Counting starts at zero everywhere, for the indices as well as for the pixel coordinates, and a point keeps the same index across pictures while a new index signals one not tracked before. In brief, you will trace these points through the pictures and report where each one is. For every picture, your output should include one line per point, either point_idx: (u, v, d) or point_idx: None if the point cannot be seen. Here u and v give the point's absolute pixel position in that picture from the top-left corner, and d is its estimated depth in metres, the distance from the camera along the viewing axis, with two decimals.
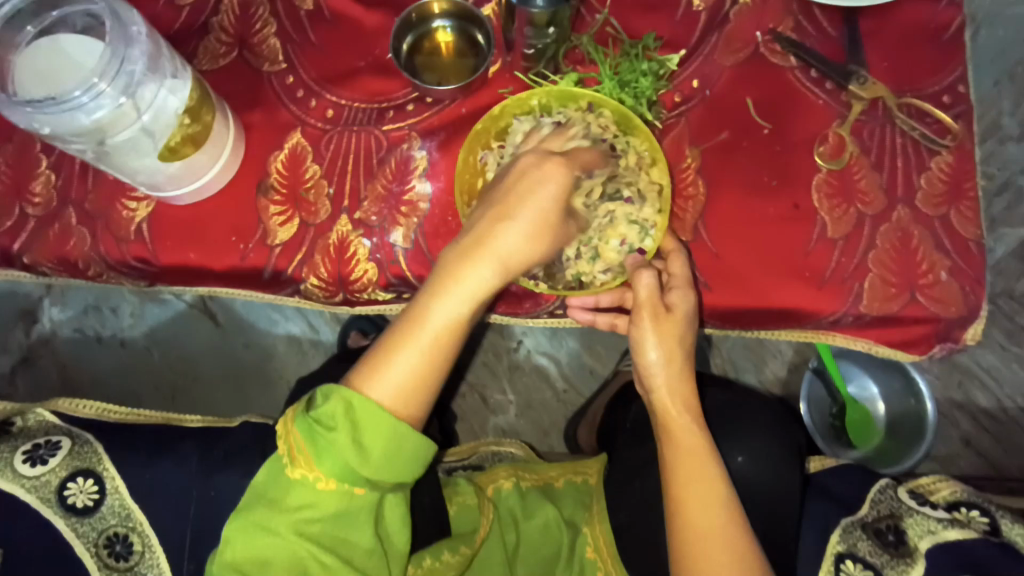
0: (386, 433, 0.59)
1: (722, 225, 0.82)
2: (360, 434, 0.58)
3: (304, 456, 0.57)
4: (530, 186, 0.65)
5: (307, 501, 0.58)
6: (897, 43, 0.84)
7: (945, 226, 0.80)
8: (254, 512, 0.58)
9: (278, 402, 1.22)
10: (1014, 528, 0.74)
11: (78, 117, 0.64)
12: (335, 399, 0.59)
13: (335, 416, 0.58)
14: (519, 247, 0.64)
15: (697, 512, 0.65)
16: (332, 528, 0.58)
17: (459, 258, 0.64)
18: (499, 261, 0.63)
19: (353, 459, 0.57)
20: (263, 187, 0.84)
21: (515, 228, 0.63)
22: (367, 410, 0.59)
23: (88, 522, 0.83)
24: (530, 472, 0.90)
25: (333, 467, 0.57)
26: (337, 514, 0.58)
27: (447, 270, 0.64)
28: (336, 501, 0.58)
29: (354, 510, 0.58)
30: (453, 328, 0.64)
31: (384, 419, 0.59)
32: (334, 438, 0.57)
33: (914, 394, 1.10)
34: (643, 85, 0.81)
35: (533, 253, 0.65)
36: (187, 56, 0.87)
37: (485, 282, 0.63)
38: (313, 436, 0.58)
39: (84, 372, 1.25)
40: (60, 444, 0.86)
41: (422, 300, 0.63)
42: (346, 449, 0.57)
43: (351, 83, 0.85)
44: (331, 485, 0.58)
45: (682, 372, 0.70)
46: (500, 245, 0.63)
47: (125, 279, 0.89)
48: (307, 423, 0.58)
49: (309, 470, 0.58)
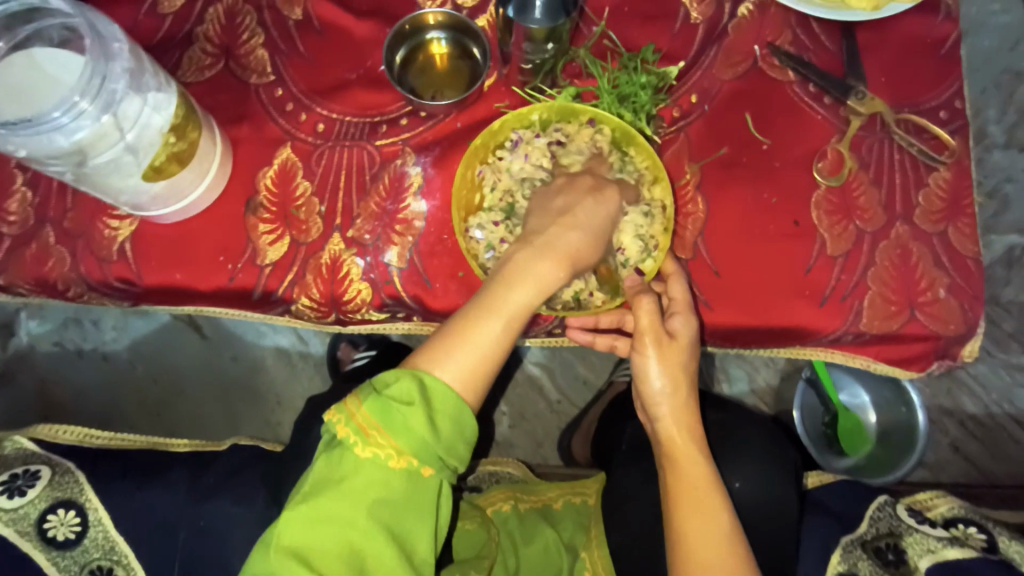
0: (456, 416, 0.57)
1: (722, 241, 0.81)
2: (433, 415, 0.56)
3: (377, 432, 0.54)
4: (591, 204, 0.70)
5: (376, 482, 0.54)
6: (894, 58, 0.83)
7: (944, 243, 0.79)
8: (318, 496, 0.54)
9: (267, 417, 1.19)
10: (1012, 546, 0.75)
11: (56, 139, 0.61)
12: (406, 378, 0.56)
13: (410, 392, 0.56)
14: (584, 248, 0.66)
15: (698, 545, 0.65)
16: (397, 514, 0.55)
17: (531, 253, 0.64)
18: (570, 255, 0.65)
19: (429, 436, 0.55)
20: (252, 205, 0.81)
21: (581, 233, 0.67)
22: (439, 392, 0.57)
23: (69, 556, 0.79)
24: (528, 494, 0.90)
25: (410, 443, 0.54)
26: (403, 497, 0.55)
27: (520, 261, 0.64)
28: (404, 484, 0.55)
29: (420, 493, 0.55)
30: (523, 315, 0.63)
31: (454, 398, 0.57)
32: (410, 414, 0.55)
33: (905, 403, 1.08)
34: (642, 100, 0.80)
35: (588, 260, 0.68)
36: (171, 68, 0.84)
37: (555, 274, 0.64)
38: (388, 413, 0.55)
39: (64, 387, 1.21)
40: (39, 474, 0.82)
41: (493, 287, 0.63)
42: (423, 427, 0.54)
43: (342, 96, 0.83)
44: (403, 463, 0.55)
45: (686, 402, 0.70)
46: (568, 243, 0.65)
47: (107, 299, 0.85)
48: (381, 402, 0.55)
49: (381, 448, 0.54)
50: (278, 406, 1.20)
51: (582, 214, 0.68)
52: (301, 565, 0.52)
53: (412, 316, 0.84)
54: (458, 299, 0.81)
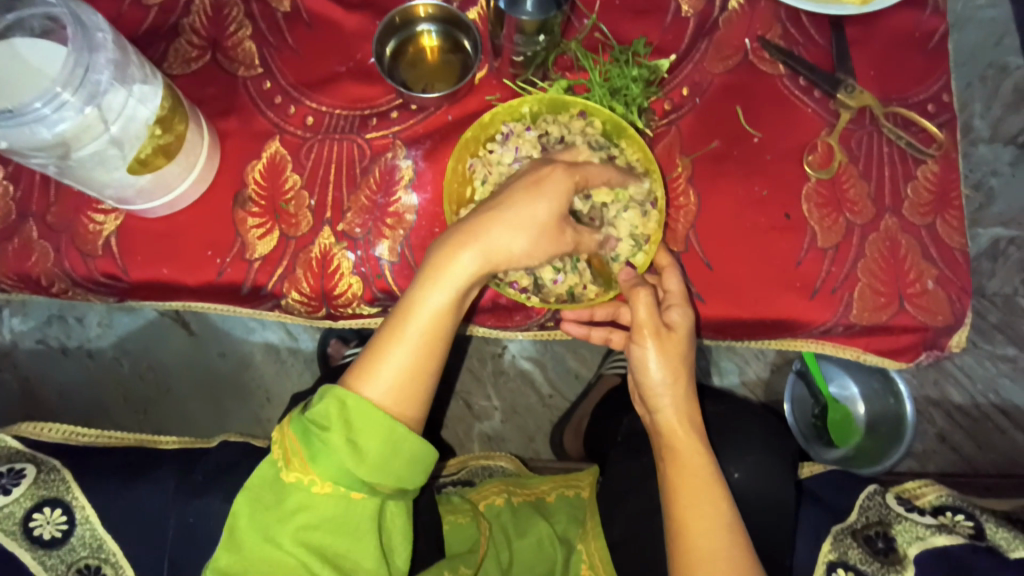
0: (381, 434, 0.58)
1: (713, 234, 0.81)
2: (354, 436, 0.58)
3: (299, 458, 0.58)
4: (524, 189, 0.64)
5: (302, 506, 0.58)
6: (883, 51, 0.84)
7: (932, 235, 0.80)
8: (250, 521, 0.58)
9: (256, 414, 1.18)
10: (999, 532, 0.75)
11: (38, 131, 0.60)
12: (329, 399, 0.59)
13: (330, 416, 0.58)
14: (508, 241, 0.62)
15: (700, 535, 0.65)
16: (328, 536, 0.58)
17: (444, 252, 0.63)
18: (482, 251, 0.62)
19: (347, 461, 0.57)
20: (241, 198, 0.80)
21: (505, 222, 0.62)
22: (360, 412, 0.59)
23: (56, 554, 0.79)
24: (521, 487, 0.90)
25: (329, 470, 0.57)
26: (333, 521, 0.58)
27: (432, 263, 0.63)
28: (332, 507, 0.58)
29: (350, 515, 0.58)
30: (442, 320, 0.63)
31: (376, 414, 0.59)
32: (327, 440, 0.57)
33: (893, 394, 1.09)
34: (634, 93, 0.79)
35: (518, 248, 0.63)
36: (156, 60, 0.83)
37: (469, 271, 0.63)
38: (309, 438, 0.58)
39: (49, 385, 1.19)
40: (24, 473, 0.81)
41: (409, 293, 0.63)
42: (338, 451, 0.57)
43: (331, 88, 0.82)
44: (327, 488, 0.57)
45: (686, 393, 0.70)
46: (482, 236, 0.62)
47: (92, 295, 0.84)
48: (303, 426, 0.59)
49: (304, 474, 0.58)
50: (267, 401, 1.18)
51: (511, 200, 0.63)
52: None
53: None
54: None
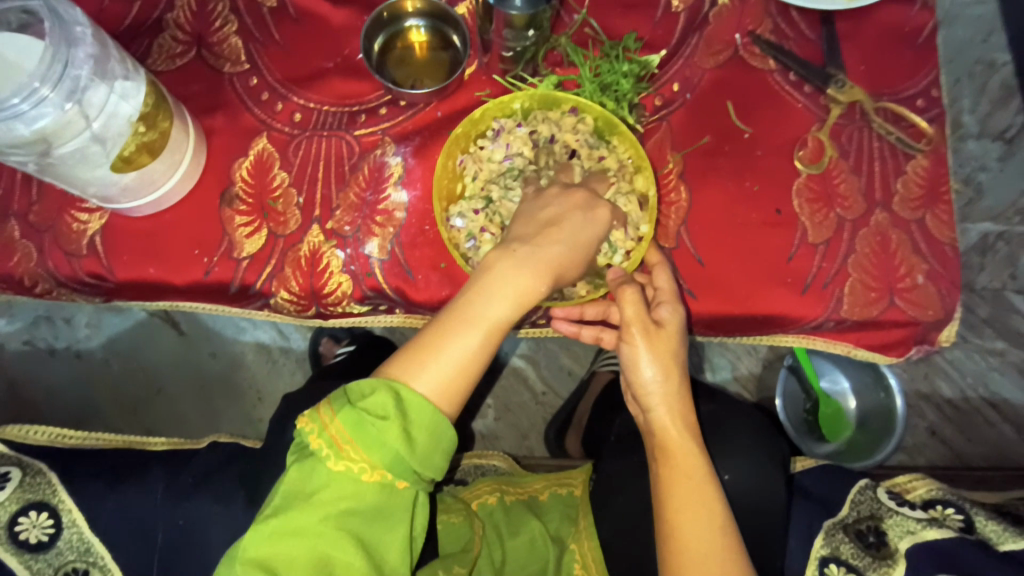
0: (434, 427, 0.56)
1: (705, 230, 0.81)
2: (410, 428, 0.55)
3: (350, 447, 0.53)
4: (582, 219, 0.69)
5: (346, 494, 0.53)
6: (872, 46, 0.84)
7: (921, 230, 0.80)
8: (287, 512, 0.53)
9: (248, 414, 1.17)
10: (989, 525, 0.76)
11: (16, 127, 0.59)
12: (382, 391, 0.55)
13: (385, 405, 0.55)
14: (564, 265, 0.66)
15: (693, 537, 0.64)
16: (369, 526, 0.54)
17: (511, 261, 0.63)
18: (549, 270, 0.64)
19: (404, 450, 0.54)
20: (228, 196, 0.79)
21: (561, 248, 0.66)
22: (417, 406, 0.56)
23: (43, 558, 0.78)
24: (514, 486, 0.90)
25: (384, 458, 0.53)
26: (376, 511, 0.54)
27: (498, 271, 0.63)
28: (377, 496, 0.54)
29: (393, 505, 0.55)
30: (498, 328, 0.62)
31: (432, 410, 0.56)
32: (385, 428, 0.54)
33: (884, 389, 1.09)
34: (625, 88, 0.79)
35: (566, 275, 0.67)
36: (140, 56, 0.82)
37: (533, 287, 0.63)
38: (362, 426, 0.54)
39: (37, 387, 1.18)
40: (9, 476, 0.80)
41: (470, 296, 0.61)
42: (397, 439, 0.54)
43: (318, 85, 0.81)
44: (376, 476, 0.54)
45: (678, 391, 0.69)
46: (549, 255, 0.64)
47: (78, 295, 0.83)
48: (355, 414, 0.54)
49: (353, 462, 0.54)
50: (259, 401, 1.17)
51: (572, 232, 0.67)
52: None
53: (394, 308, 0.82)
54: (441, 291, 0.79)
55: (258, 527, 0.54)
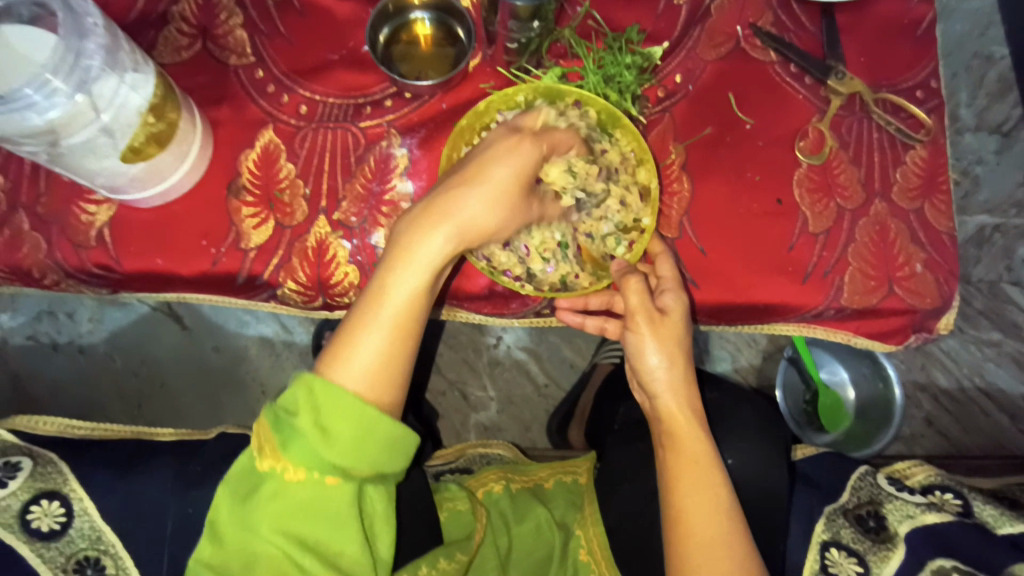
0: (347, 417, 0.57)
1: (707, 220, 0.82)
2: (323, 420, 0.57)
3: (271, 446, 0.58)
4: (499, 155, 0.64)
5: (276, 494, 0.57)
6: (871, 39, 0.85)
7: (920, 219, 0.81)
8: (229, 514, 0.58)
9: (252, 407, 1.18)
10: (986, 509, 0.77)
11: (29, 117, 0.60)
12: (298, 385, 0.59)
13: (296, 401, 0.58)
14: (481, 213, 0.63)
15: (699, 519, 0.65)
16: (307, 523, 0.57)
17: (412, 227, 0.63)
18: (453, 228, 0.62)
19: (317, 446, 0.56)
20: (235, 187, 0.80)
21: (477, 194, 0.63)
22: (330, 393, 0.58)
23: (54, 547, 0.77)
24: (519, 474, 0.90)
25: (301, 456, 0.56)
26: (311, 509, 0.57)
27: (401, 242, 0.63)
28: (306, 494, 0.57)
29: (324, 502, 0.57)
30: (412, 303, 0.63)
31: (339, 398, 0.58)
32: (296, 427, 0.57)
33: (882, 379, 1.12)
34: (627, 80, 0.80)
35: (486, 218, 0.63)
36: (146, 48, 0.82)
37: (441, 251, 0.63)
38: (279, 425, 0.58)
39: (40, 381, 1.18)
40: (20, 466, 0.80)
41: (378, 279, 0.63)
42: (307, 436, 0.56)
43: (325, 77, 0.82)
44: (298, 474, 0.57)
45: (685, 377, 0.70)
46: (455, 208, 0.62)
47: (85, 286, 0.83)
48: (274, 414, 0.59)
49: (276, 462, 0.57)
50: (262, 394, 1.18)
51: (483, 169, 0.63)
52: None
53: None
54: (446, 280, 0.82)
55: (213, 530, 0.59)
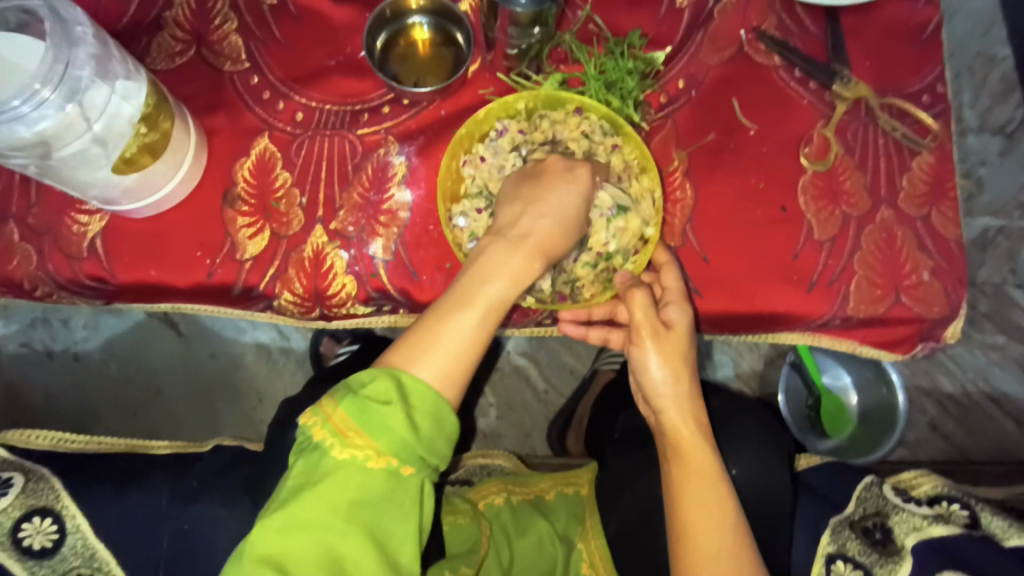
0: (436, 410, 0.54)
1: (711, 229, 0.81)
2: (413, 412, 0.53)
3: (355, 433, 0.51)
4: (560, 186, 0.68)
5: (353, 482, 0.50)
6: (876, 42, 0.83)
7: (927, 227, 0.80)
8: (292, 504, 0.49)
9: (249, 415, 1.16)
10: (994, 521, 0.75)
11: (17, 129, 0.58)
12: (383, 378, 0.53)
13: (387, 390, 0.52)
14: (553, 238, 0.64)
15: (705, 536, 0.64)
16: (380, 516, 0.50)
17: (503, 246, 0.62)
18: (541, 249, 0.63)
19: (409, 433, 0.51)
20: (230, 197, 0.78)
21: (549, 221, 0.65)
22: (419, 390, 0.54)
23: (47, 565, 0.77)
24: (519, 486, 0.89)
25: (390, 444, 0.51)
26: (386, 500, 0.51)
27: (492, 254, 0.62)
28: (385, 484, 0.51)
29: (403, 492, 0.51)
30: (499, 309, 0.60)
31: (432, 394, 0.54)
32: (389, 413, 0.51)
33: (885, 383, 1.09)
34: (629, 86, 0.78)
35: (555, 250, 0.65)
36: (139, 55, 0.80)
37: (524, 266, 0.62)
38: (365, 412, 0.51)
39: (35, 390, 1.17)
40: (11, 482, 0.78)
41: (467, 281, 0.60)
42: (402, 422, 0.51)
43: (321, 83, 0.80)
44: (383, 462, 0.51)
45: (689, 392, 0.69)
46: (537, 234, 0.64)
47: (78, 298, 0.82)
48: (358, 401, 0.52)
49: (360, 449, 0.51)
50: (259, 402, 1.17)
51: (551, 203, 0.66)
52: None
53: (399, 309, 0.81)
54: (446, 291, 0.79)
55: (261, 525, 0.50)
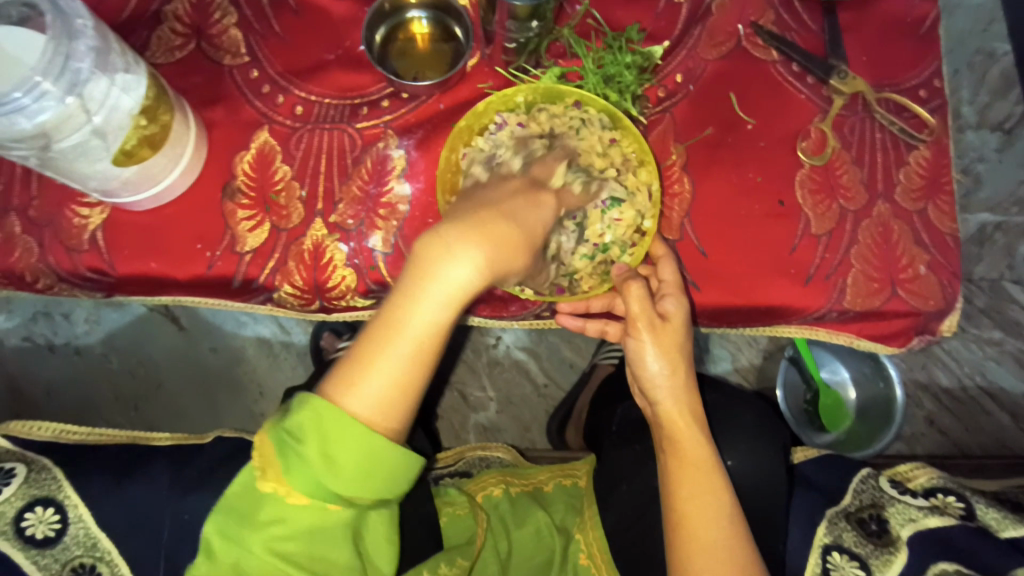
0: (357, 450, 0.54)
1: (708, 223, 0.81)
2: (330, 451, 0.54)
3: (275, 469, 0.54)
4: (523, 206, 0.60)
5: (279, 517, 0.54)
6: (874, 37, 0.83)
7: (923, 221, 0.81)
8: (229, 530, 0.55)
9: (249, 409, 1.17)
10: (988, 513, 0.76)
11: (18, 121, 0.59)
12: (306, 410, 0.55)
13: (305, 428, 0.54)
14: (503, 253, 0.55)
15: (700, 525, 0.65)
16: (306, 544, 0.55)
17: (436, 244, 0.54)
18: (480, 263, 0.54)
19: (323, 475, 0.54)
20: (229, 190, 0.79)
21: (502, 232, 0.55)
22: (339, 424, 0.54)
23: (50, 554, 0.77)
24: (519, 478, 0.90)
25: (305, 484, 0.54)
26: (311, 530, 0.55)
27: (421, 268, 0.54)
28: (309, 520, 0.54)
29: (328, 527, 0.55)
30: (433, 330, 0.56)
31: (353, 432, 0.54)
32: (303, 454, 0.54)
33: (883, 378, 1.10)
34: (627, 80, 0.79)
35: (513, 262, 0.57)
36: (138, 48, 0.81)
37: (467, 283, 0.54)
38: (284, 449, 0.54)
39: (35, 383, 1.17)
40: (14, 471, 0.79)
41: (396, 303, 0.55)
42: (316, 466, 0.53)
43: (321, 77, 0.81)
44: (302, 500, 0.54)
45: (685, 383, 0.70)
46: (482, 246, 0.54)
47: (79, 290, 0.82)
48: (279, 436, 0.55)
49: (279, 486, 0.54)
50: (260, 395, 1.17)
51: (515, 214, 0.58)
52: None
53: None
54: None
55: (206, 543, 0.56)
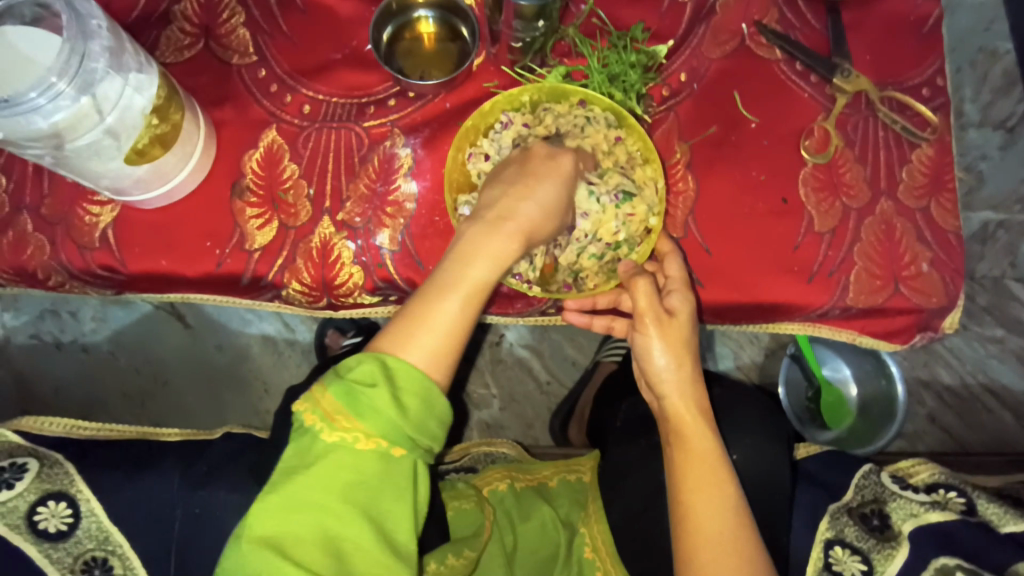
0: (422, 392, 0.55)
1: (712, 220, 0.82)
2: (400, 395, 0.54)
3: (343, 416, 0.52)
4: (546, 171, 0.68)
5: (345, 464, 0.51)
6: (876, 36, 0.84)
7: (926, 218, 0.81)
8: (288, 485, 0.51)
9: (255, 406, 1.18)
10: (990, 508, 0.77)
11: (34, 120, 0.60)
12: (369, 362, 0.54)
13: (372, 373, 0.54)
14: (538, 220, 0.64)
15: (706, 518, 0.65)
16: (372, 495, 0.52)
17: (484, 228, 0.62)
18: (523, 231, 0.63)
19: (396, 415, 0.52)
20: (238, 188, 0.80)
21: (536, 203, 0.65)
22: (405, 371, 0.55)
23: (62, 547, 0.78)
24: (523, 473, 0.91)
25: (376, 426, 0.52)
26: (378, 479, 0.52)
27: (472, 237, 0.62)
28: (378, 465, 0.52)
29: (395, 474, 0.52)
30: (482, 292, 0.61)
31: (420, 377, 0.55)
32: (375, 395, 0.52)
33: (885, 375, 1.10)
34: (632, 79, 0.80)
35: (540, 231, 0.65)
36: (148, 48, 0.82)
37: (506, 248, 0.62)
38: (352, 395, 0.53)
39: (45, 380, 1.18)
40: (27, 467, 0.80)
41: (449, 266, 0.60)
42: (389, 406, 0.52)
43: (328, 76, 0.81)
44: (372, 444, 0.52)
45: (691, 377, 0.70)
46: (522, 215, 0.63)
47: (90, 288, 0.83)
48: (345, 385, 0.53)
49: (348, 432, 0.52)
50: (265, 392, 1.18)
51: (537, 186, 0.66)
52: (277, 556, 0.49)
53: (404, 299, 0.83)
54: None
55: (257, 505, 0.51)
